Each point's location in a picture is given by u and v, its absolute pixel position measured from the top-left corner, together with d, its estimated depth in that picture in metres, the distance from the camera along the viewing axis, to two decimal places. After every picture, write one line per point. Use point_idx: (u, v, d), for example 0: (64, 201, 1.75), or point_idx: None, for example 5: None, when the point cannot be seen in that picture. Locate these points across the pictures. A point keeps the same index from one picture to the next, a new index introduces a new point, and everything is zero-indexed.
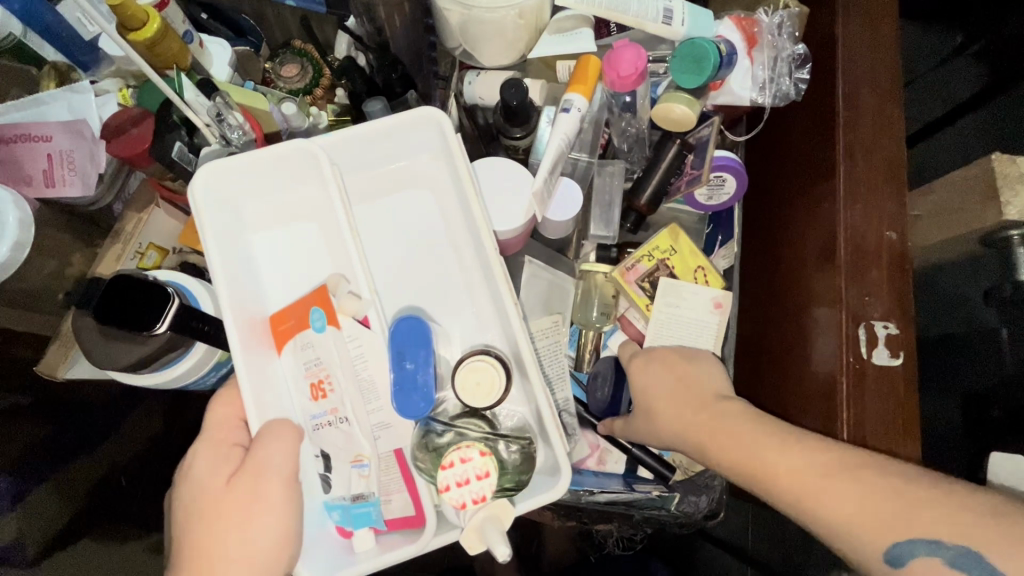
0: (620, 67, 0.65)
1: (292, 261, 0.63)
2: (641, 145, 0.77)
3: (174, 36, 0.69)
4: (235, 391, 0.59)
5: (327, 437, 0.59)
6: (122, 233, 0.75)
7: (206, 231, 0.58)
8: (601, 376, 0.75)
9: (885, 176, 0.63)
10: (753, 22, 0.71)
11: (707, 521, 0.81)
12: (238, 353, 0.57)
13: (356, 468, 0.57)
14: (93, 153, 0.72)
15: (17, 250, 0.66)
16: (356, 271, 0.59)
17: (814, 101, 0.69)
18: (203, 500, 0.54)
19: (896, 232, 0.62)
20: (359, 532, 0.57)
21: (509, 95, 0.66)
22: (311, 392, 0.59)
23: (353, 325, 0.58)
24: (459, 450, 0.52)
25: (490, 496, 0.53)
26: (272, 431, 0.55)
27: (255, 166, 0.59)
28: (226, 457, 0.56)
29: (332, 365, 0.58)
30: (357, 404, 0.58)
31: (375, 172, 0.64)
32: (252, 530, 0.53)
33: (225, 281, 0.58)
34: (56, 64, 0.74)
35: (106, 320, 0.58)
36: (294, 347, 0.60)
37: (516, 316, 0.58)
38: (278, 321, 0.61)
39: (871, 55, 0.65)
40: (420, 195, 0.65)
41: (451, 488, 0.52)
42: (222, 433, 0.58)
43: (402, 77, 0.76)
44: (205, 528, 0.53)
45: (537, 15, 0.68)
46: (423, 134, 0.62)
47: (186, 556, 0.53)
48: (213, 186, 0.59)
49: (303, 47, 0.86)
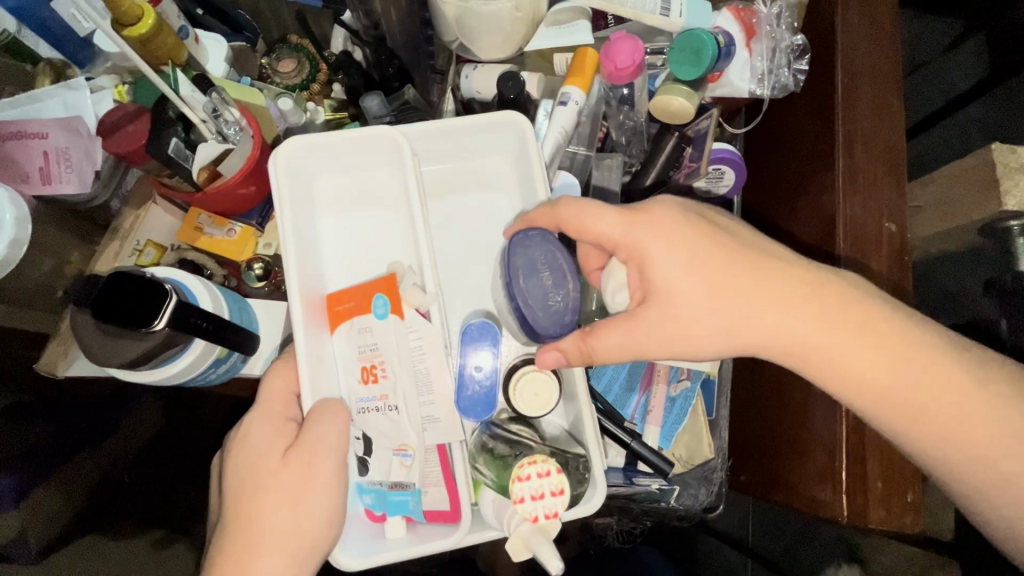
0: (617, 59, 0.65)
1: (355, 246, 0.66)
2: (639, 138, 0.74)
3: (169, 31, 0.69)
4: (291, 364, 0.59)
5: (371, 422, 0.59)
6: (121, 229, 0.78)
7: (283, 199, 0.60)
8: (540, 269, 0.58)
9: (883, 166, 0.63)
10: (752, 13, 0.70)
11: (707, 513, 0.81)
12: (298, 323, 0.58)
13: (398, 456, 0.58)
14: (89, 150, 0.72)
15: (14, 248, 0.66)
16: (424, 262, 0.61)
17: (813, 93, 0.68)
18: (256, 471, 0.53)
19: (895, 224, 0.62)
20: (391, 519, 0.57)
21: (506, 87, 0.65)
22: (362, 375, 0.60)
23: (415, 317, 0.59)
24: (536, 465, 0.53)
25: (561, 512, 0.53)
26: (327, 410, 0.55)
27: (341, 146, 0.62)
28: (279, 430, 0.55)
29: (388, 352, 0.59)
30: (409, 395, 0.59)
31: (447, 169, 0.67)
32: (303, 507, 0.52)
33: (295, 253, 0.59)
34: (51, 61, 0.74)
35: (108, 314, 0.58)
36: (348, 328, 0.61)
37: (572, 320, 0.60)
38: (335, 301, 0.62)
39: (869, 47, 0.65)
40: (484, 196, 0.68)
41: (525, 500, 0.53)
42: (276, 405, 0.57)
43: (399, 70, 0.76)
44: (253, 502, 0.52)
45: (534, 9, 0.67)
46: (499, 136, 0.65)
47: (232, 527, 0.52)
48: (294, 161, 0.62)
49: (299, 42, 0.86)
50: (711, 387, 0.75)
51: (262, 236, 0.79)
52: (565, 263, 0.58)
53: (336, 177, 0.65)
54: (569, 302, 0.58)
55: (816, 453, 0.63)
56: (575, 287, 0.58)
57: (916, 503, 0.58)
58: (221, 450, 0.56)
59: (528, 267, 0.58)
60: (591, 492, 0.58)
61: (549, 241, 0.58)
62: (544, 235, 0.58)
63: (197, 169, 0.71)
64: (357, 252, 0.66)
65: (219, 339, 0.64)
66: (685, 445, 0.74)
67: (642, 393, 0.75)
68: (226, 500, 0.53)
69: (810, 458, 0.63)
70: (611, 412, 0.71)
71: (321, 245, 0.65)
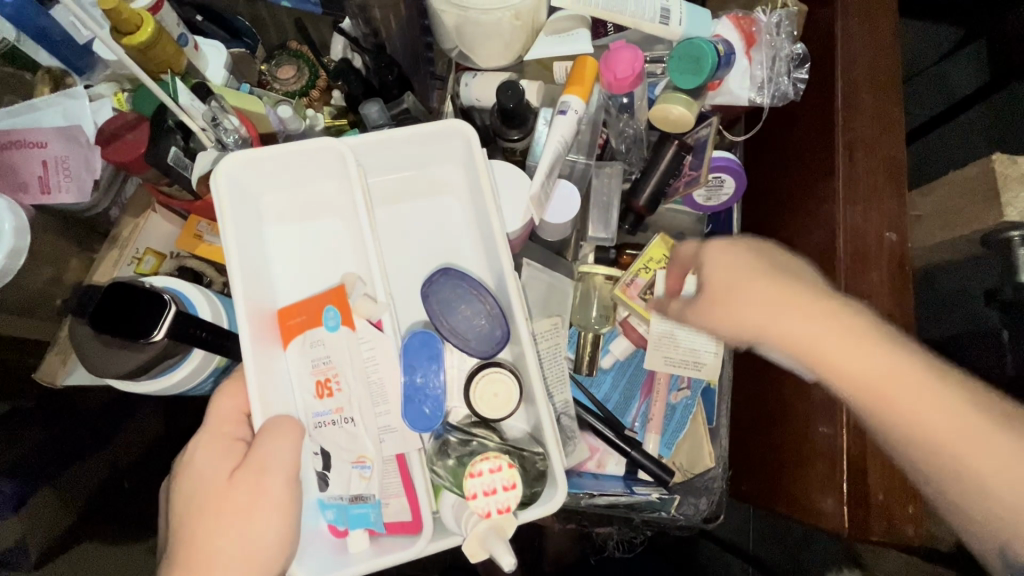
0: (616, 69, 0.65)
1: (306, 256, 0.66)
2: (639, 146, 0.75)
3: (168, 40, 0.70)
4: (240, 383, 0.59)
5: (329, 436, 0.59)
6: (120, 238, 0.77)
7: (226, 216, 0.58)
8: (457, 304, 0.62)
9: (885, 176, 0.63)
10: (751, 22, 0.69)
11: (707, 523, 0.81)
12: (248, 342, 0.57)
13: (357, 468, 0.58)
14: (88, 158, 0.71)
15: (12, 258, 0.65)
16: (374, 272, 0.60)
17: (815, 102, 0.68)
18: (205, 494, 0.54)
19: (896, 233, 0.62)
20: (354, 532, 0.57)
21: (505, 98, 0.65)
22: (317, 389, 0.60)
23: (367, 327, 0.59)
24: (489, 460, 0.52)
25: (514, 507, 0.53)
26: (276, 427, 0.55)
27: (282, 159, 0.61)
28: (227, 451, 0.56)
29: (341, 364, 0.59)
30: (364, 406, 0.58)
31: (396, 178, 0.66)
32: (253, 528, 0.52)
33: (241, 271, 0.58)
34: (50, 69, 0.74)
35: (105, 326, 0.58)
36: (302, 343, 0.61)
37: (523, 320, 0.60)
38: (287, 316, 0.62)
39: (870, 53, 0.65)
40: (440, 203, 0.67)
41: (478, 497, 0.52)
42: (225, 426, 0.58)
43: (399, 78, 0.76)
44: (203, 525, 0.52)
45: (534, 16, 0.67)
46: (450, 144, 0.64)
47: (182, 554, 0.52)
48: (236, 175, 0.60)
49: (299, 48, 0.86)
50: (712, 395, 0.75)
51: None
52: (479, 283, 0.62)
53: (282, 191, 0.64)
54: (493, 320, 0.61)
55: (817, 463, 0.63)
56: (492, 300, 0.62)
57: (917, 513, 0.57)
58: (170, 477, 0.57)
59: (444, 304, 0.62)
60: (553, 492, 0.57)
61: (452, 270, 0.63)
62: (445, 270, 0.62)
63: (195, 179, 0.70)
64: (311, 264, 0.65)
65: (217, 350, 0.63)
66: (686, 453, 0.75)
67: (642, 401, 0.75)
68: (177, 525, 0.54)
69: (812, 468, 0.63)
70: (610, 420, 0.72)
71: (271, 259, 0.65)
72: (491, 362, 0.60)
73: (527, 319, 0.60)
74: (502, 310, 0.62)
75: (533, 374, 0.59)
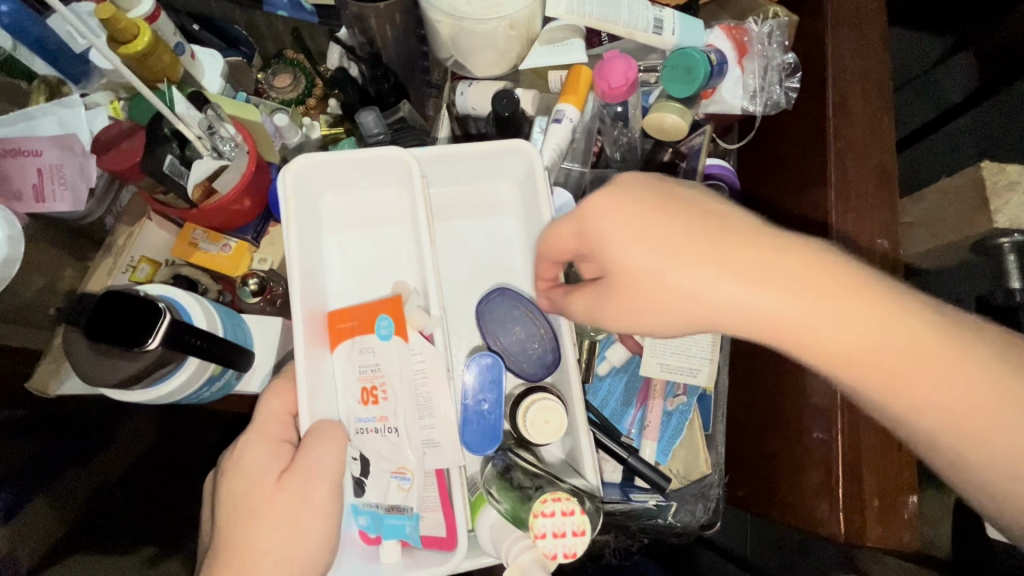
0: (611, 78, 0.65)
1: (360, 262, 0.66)
2: (633, 154, 0.75)
3: (164, 49, 0.71)
4: (286, 386, 0.59)
5: (369, 443, 0.58)
6: (115, 246, 0.77)
7: (292, 219, 0.60)
8: (512, 325, 0.64)
9: (877, 183, 0.63)
10: (743, 31, 0.71)
11: (705, 531, 0.79)
12: (301, 344, 0.57)
13: (396, 479, 0.57)
14: (83, 167, 0.71)
15: (6, 266, 0.65)
16: (430, 284, 0.60)
17: (804, 111, 0.69)
18: (251, 494, 0.53)
19: (888, 241, 0.62)
20: (386, 542, 0.56)
21: (501, 106, 0.65)
22: (361, 395, 0.59)
23: (419, 339, 0.59)
24: (561, 501, 0.51)
25: (579, 553, 0.51)
26: (322, 433, 0.55)
27: (349, 164, 0.62)
28: (273, 454, 0.55)
29: (390, 374, 0.58)
30: (411, 418, 0.57)
31: (450, 190, 0.67)
32: (298, 534, 0.52)
33: (299, 275, 0.59)
34: (46, 78, 0.75)
35: (101, 335, 0.57)
36: (350, 347, 0.60)
37: (571, 344, 0.61)
38: (337, 319, 0.62)
39: (860, 61, 0.65)
40: (491, 220, 0.68)
41: (546, 537, 0.50)
42: (272, 427, 0.57)
43: (394, 86, 0.77)
44: (247, 527, 0.52)
45: (529, 25, 0.68)
46: (508, 163, 0.65)
47: (222, 556, 0.52)
48: (302, 177, 0.61)
49: (294, 57, 0.87)
50: (707, 401, 0.75)
51: (257, 252, 0.79)
52: (537, 307, 0.64)
53: (344, 196, 0.65)
54: (546, 343, 0.63)
55: (812, 472, 0.62)
56: (547, 329, 0.63)
57: (912, 520, 0.56)
58: (215, 473, 0.57)
59: (500, 323, 0.64)
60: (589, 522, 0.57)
61: (511, 291, 0.64)
62: (503, 291, 0.64)
63: (190, 186, 0.71)
64: (364, 271, 0.66)
65: (209, 356, 0.64)
66: (682, 461, 0.74)
67: (639, 407, 0.75)
68: (219, 524, 0.53)
69: (807, 475, 0.62)
70: (606, 426, 0.72)
71: (325, 262, 0.65)
72: (539, 385, 0.61)
73: (574, 345, 0.62)
74: (554, 333, 0.63)
75: (575, 399, 0.61)
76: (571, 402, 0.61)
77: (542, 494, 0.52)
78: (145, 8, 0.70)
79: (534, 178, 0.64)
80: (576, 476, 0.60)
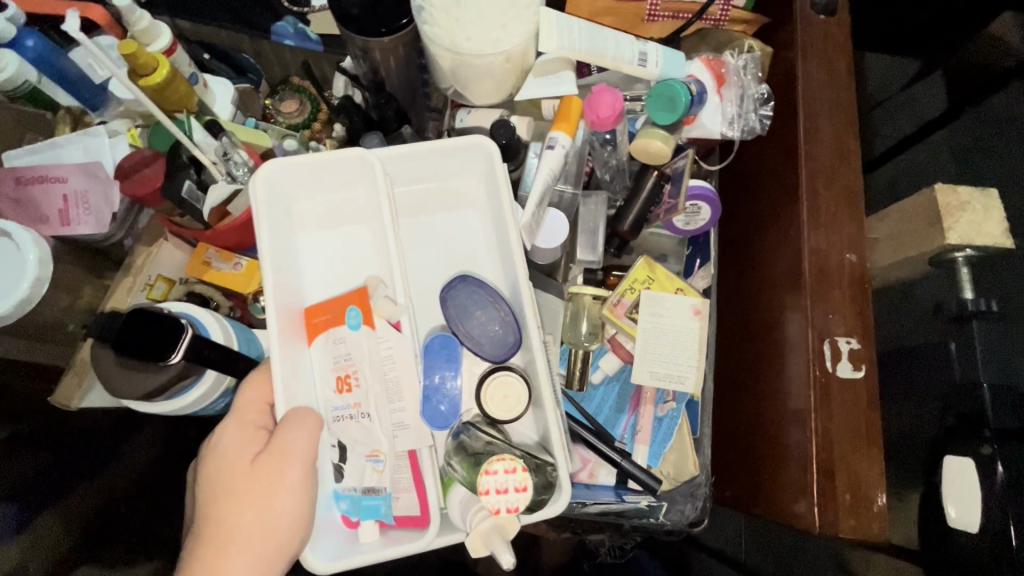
0: (599, 110, 0.71)
1: (334, 261, 0.68)
2: (621, 175, 0.82)
3: (182, 80, 0.76)
4: (266, 377, 0.62)
5: (346, 429, 0.61)
6: (133, 266, 0.81)
7: (263, 218, 0.62)
8: (473, 310, 0.65)
9: (844, 203, 0.68)
10: (721, 63, 0.76)
11: (693, 528, 0.84)
12: (275, 337, 0.60)
13: (370, 462, 0.60)
14: (107, 192, 0.76)
15: (37, 286, 0.70)
16: (395, 275, 0.63)
17: (777, 136, 0.75)
18: (226, 478, 0.58)
19: (856, 255, 0.67)
20: (365, 523, 0.59)
21: (498, 134, 0.71)
22: (337, 384, 0.62)
23: (387, 328, 0.61)
24: (504, 460, 0.56)
25: (522, 508, 0.56)
26: (296, 419, 0.58)
27: (315, 167, 0.64)
28: (251, 438, 0.60)
29: (361, 362, 0.61)
30: (381, 403, 0.60)
31: (419, 188, 0.69)
32: (271, 515, 0.56)
33: (273, 274, 0.61)
34: (71, 108, 0.80)
35: (123, 347, 0.61)
36: (325, 339, 0.63)
37: (534, 322, 0.63)
38: (312, 314, 0.65)
39: (827, 89, 0.71)
40: (457, 216, 0.70)
41: (490, 493, 0.56)
42: (251, 413, 0.61)
43: (397, 112, 0.82)
44: (222, 508, 0.57)
45: (523, 58, 0.73)
46: (468, 159, 0.68)
47: (203, 534, 0.57)
48: (273, 179, 0.64)
49: (300, 83, 0.92)
50: (695, 407, 0.79)
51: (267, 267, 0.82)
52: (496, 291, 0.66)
53: (314, 196, 0.67)
54: (507, 326, 0.64)
55: (790, 468, 0.66)
56: (506, 310, 0.65)
57: (881, 513, 0.61)
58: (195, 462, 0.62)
59: (460, 309, 0.65)
60: (556, 497, 0.60)
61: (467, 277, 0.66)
62: (465, 279, 0.66)
63: (207, 210, 0.76)
64: (337, 268, 0.68)
65: (228, 369, 0.67)
66: (673, 463, 0.78)
67: (631, 414, 0.80)
68: (203, 512, 0.58)
69: (786, 470, 0.66)
70: (600, 432, 0.77)
71: (298, 262, 0.68)
72: (503, 367, 0.63)
73: (538, 326, 0.64)
74: (515, 316, 0.65)
75: (543, 380, 0.63)
76: (537, 382, 0.64)
77: (490, 457, 0.57)
78: (163, 43, 0.76)
79: (495, 170, 0.67)
80: (542, 452, 0.63)
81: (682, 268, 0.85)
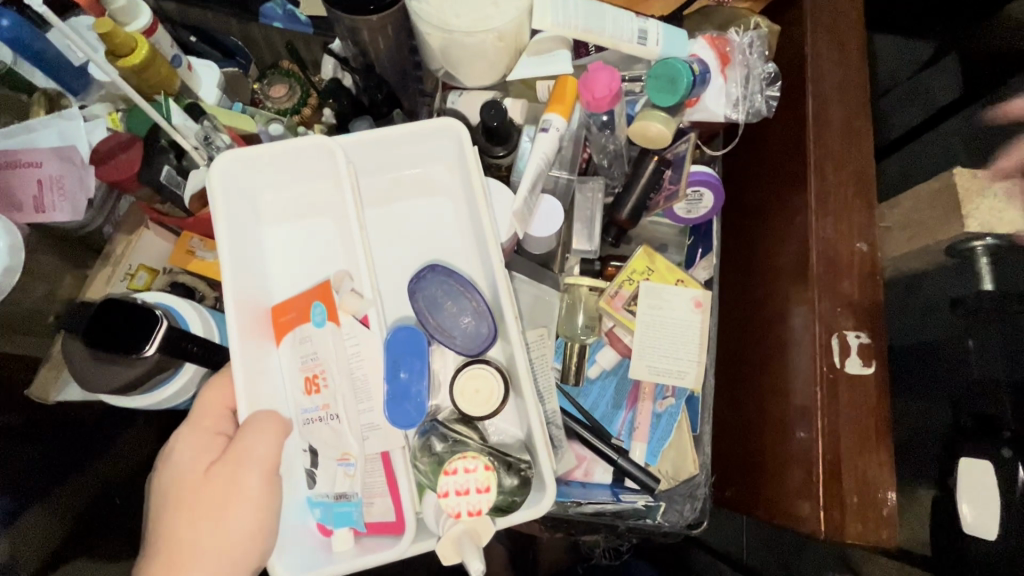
0: (595, 89, 0.67)
1: (302, 256, 0.65)
2: (620, 161, 0.78)
3: (162, 61, 0.73)
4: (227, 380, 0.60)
5: (316, 433, 0.58)
6: (112, 256, 0.78)
7: (220, 213, 0.59)
8: (442, 301, 0.62)
9: (853, 191, 0.65)
10: (725, 41, 0.72)
11: (692, 531, 0.79)
12: (236, 338, 0.57)
13: (341, 466, 0.57)
14: (82, 178, 0.74)
15: (7, 275, 0.67)
16: (361, 269, 0.59)
17: (785, 118, 0.71)
18: (183, 485, 0.56)
19: (867, 244, 0.63)
20: (339, 531, 0.57)
21: (488, 116, 0.67)
22: (304, 386, 0.59)
23: (352, 324, 0.58)
24: (465, 459, 0.53)
25: (485, 511, 0.53)
26: (255, 424, 0.55)
27: (275, 158, 0.61)
28: (207, 445, 0.58)
29: (327, 361, 0.58)
30: (348, 404, 0.57)
31: (390, 177, 0.66)
32: (230, 522, 0.54)
33: (233, 272, 0.58)
34: (47, 90, 0.76)
35: (94, 342, 0.59)
36: (293, 339, 0.61)
37: (512, 316, 0.60)
38: (279, 313, 0.62)
39: (840, 69, 0.67)
40: (432, 205, 0.67)
41: (450, 495, 0.53)
42: (207, 419, 0.59)
43: (387, 95, 0.81)
44: (180, 517, 0.55)
45: (516, 37, 0.69)
46: (439, 145, 0.64)
47: (162, 545, 0.55)
48: (230, 172, 0.60)
49: (290, 67, 0.87)
50: (695, 404, 0.76)
51: None
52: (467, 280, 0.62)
53: (279, 189, 0.64)
54: (479, 317, 0.61)
55: (794, 471, 0.63)
56: (478, 300, 0.62)
57: (891, 517, 0.58)
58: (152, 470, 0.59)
59: (429, 301, 0.62)
60: (542, 497, 0.58)
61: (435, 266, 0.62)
62: (434, 270, 0.62)
63: (189, 195, 0.72)
64: (307, 263, 0.65)
65: (207, 363, 0.64)
66: (672, 462, 0.76)
67: (628, 410, 0.77)
68: (161, 523, 0.56)
69: (789, 473, 0.63)
70: (599, 430, 0.75)
71: (265, 257, 0.65)
72: (478, 361, 0.60)
73: (516, 318, 0.61)
74: (490, 307, 0.62)
75: (522, 373, 0.60)
76: (516, 375, 0.61)
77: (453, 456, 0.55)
78: (144, 21, 0.72)
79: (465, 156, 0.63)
80: (523, 452, 0.60)
81: (683, 258, 0.82)
